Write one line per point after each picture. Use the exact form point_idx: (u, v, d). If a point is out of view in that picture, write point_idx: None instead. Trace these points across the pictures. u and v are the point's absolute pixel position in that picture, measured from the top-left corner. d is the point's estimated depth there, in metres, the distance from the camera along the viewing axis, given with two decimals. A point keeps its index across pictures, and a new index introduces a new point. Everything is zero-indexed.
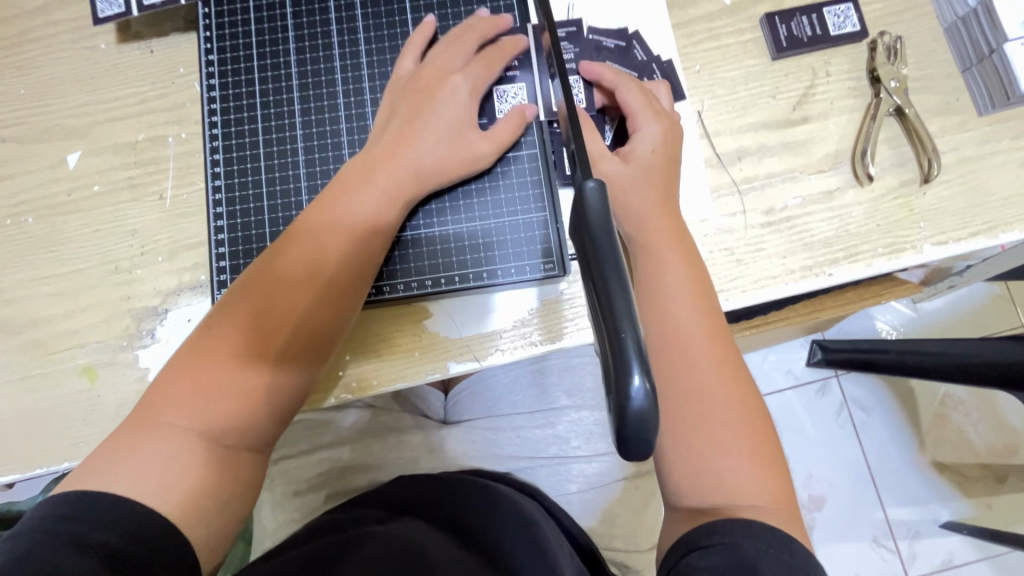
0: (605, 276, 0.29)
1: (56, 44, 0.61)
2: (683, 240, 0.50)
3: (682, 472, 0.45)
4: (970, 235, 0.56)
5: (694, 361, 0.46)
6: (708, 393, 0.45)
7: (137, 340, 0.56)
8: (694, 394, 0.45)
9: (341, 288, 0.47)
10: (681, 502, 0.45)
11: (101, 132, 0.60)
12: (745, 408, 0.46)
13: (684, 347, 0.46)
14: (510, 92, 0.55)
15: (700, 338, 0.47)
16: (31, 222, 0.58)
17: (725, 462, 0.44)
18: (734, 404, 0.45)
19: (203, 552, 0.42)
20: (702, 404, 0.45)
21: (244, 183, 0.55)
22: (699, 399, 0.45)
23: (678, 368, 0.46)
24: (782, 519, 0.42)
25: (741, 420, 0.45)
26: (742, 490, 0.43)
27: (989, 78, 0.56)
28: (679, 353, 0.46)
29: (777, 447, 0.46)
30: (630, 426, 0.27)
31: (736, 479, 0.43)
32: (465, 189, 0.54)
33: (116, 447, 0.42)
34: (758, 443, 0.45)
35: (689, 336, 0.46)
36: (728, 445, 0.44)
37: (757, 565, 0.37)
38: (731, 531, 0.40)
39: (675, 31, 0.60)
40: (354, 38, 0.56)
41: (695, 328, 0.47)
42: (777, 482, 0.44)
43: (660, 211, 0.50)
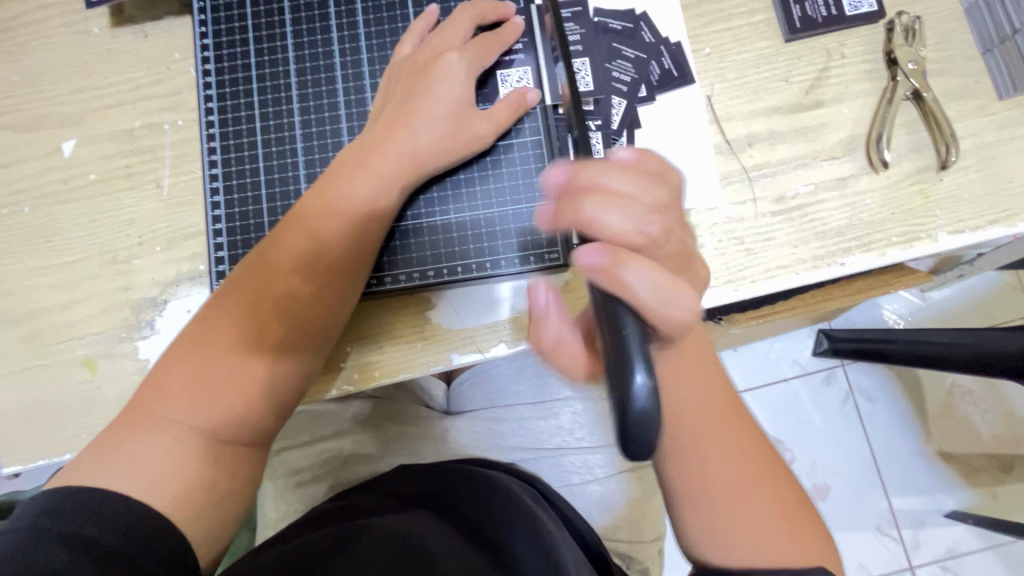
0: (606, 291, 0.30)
1: (49, 29, 0.60)
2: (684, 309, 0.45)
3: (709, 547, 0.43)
4: (987, 223, 0.54)
5: (713, 442, 0.42)
6: (730, 473, 0.42)
7: (136, 331, 0.55)
8: (714, 477, 0.42)
9: (338, 274, 0.46)
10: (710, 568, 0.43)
11: (96, 119, 0.58)
12: (769, 478, 0.43)
13: (698, 429, 0.42)
14: (513, 75, 0.53)
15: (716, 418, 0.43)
16: (27, 212, 0.57)
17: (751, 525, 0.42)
18: (758, 481, 0.43)
19: (198, 544, 0.42)
20: (724, 486, 0.42)
21: (242, 170, 0.54)
22: (719, 482, 0.42)
23: (696, 454, 0.42)
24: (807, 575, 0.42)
25: (770, 495, 0.43)
26: (777, 563, 0.41)
27: (1011, 59, 0.54)
28: (696, 437, 0.42)
29: (805, 508, 0.44)
30: (631, 425, 0.26)
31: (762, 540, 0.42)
32: (466, 177, 0.53)
33: (113, 437, 0.42)
34: (785, 507, 0.43)
35: (706, 418, 0.42)
36: (754, 517, 0.42)
37: None
38: None
39: (684, 12, 0.58)
40: (352, 20, 0.55)
41: (710, 408, 0.43)
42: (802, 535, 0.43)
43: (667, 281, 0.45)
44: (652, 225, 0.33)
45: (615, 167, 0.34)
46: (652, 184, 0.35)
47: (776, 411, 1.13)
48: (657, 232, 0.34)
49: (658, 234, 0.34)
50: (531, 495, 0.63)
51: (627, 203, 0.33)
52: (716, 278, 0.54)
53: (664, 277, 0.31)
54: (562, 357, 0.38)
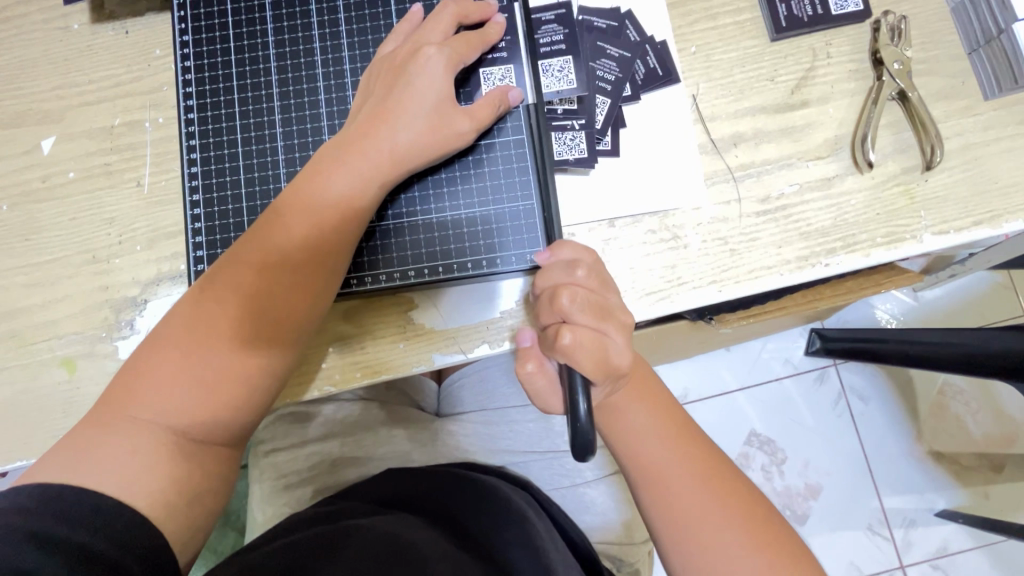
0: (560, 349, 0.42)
1: (28, 25, 0.59)
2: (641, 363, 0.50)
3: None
4: (972, 224, 0.54)
5: (681, 483, 0.45)
6: (701, 505, 0.44)
7: (116, 331, 0.55)
8: (688, 518, 0.44)
9: (313, 273, 0.46)
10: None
11: (76, 116, 0.58)
12: (752, 526, 0.44)
13: (661, 468, 0.46)
14: (495, 74, 0.53)
15: (679, 461, 0.46)
16: (6, 210, 0.57)
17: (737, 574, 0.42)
18: (733, 518, 0.44)
19: (174, 545, 0.41)
20: (699, 525, 0.44)
21: (222, 169, 0.53)
22: (694, 521, 0.44)
23: (668, 499, 0.45)
24: None
25: (747, 528, 0.43)
26: None
27: (997, 59, 0.54)
28: (663, 482, 0.45)
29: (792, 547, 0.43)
30: (578, 435, 0.39)
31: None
32: (448, 176, 0.52)
33: (84, 436, 0.41)
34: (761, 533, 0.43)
35: (668, 463, 0.46)
36: (731, 543, 0.43)
37: None
38: None
39: (669, 10, 0.57)
40: (334, 18, 0.54)
41: (671, 451, 0.46)
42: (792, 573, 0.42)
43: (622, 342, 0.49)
44: (596, 319, 0.43)
45: (577, 273, 0.45)
46: (606, 289, 0.45)
47: (767, 411, 1.13)
48: (600, 321, 0.43)
49: (603, 327, 0.43)
50: (522, 499, 0.63)
51: (580, 297, 0.43)
52: (700, 279, 0.54)
53: (597, 348, 0.42)
54: (540, 383, 0.46)
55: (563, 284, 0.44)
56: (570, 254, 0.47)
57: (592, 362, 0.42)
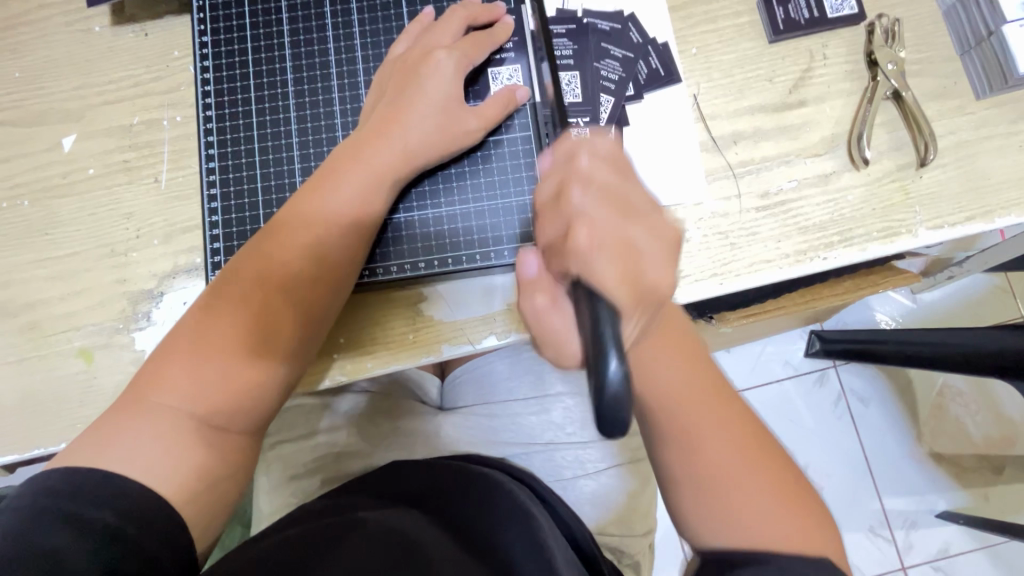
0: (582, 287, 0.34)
1: (50, 27, 0.61)
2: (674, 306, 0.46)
3: (706, 525, 0.42)
4: (966, 219, 0.55)
5: (707, 430, 0.43)
6: (723, 453, 0.42)
7: (133, 322, 0.56)
8: (710, 461, 0.42)
9: (333, 268, 0.48)
10: (709, 551, 0.41)
11: (95, 115, 0.60)
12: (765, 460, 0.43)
13: (691, 411, 0.43)
14: (503, 73, 0.55)
15: (709, 413, 0.43)
16: (27, 205, 0.58)
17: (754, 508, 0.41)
18: (757, 470, 0.42)
19: (195, 530, 0.43)
20: (720, 471, 0.42)
21: (238, 164, 0.55)
22: (716, 465, 0.42)
23: (682, 433, 0.43)
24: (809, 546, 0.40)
25: (770, 480, 0.42)
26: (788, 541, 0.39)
27: (987, 60, 0.56)
28: (690, 423, 0.43)
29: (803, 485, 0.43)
30: (606, 404, 0.29)
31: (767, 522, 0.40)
32: (457, 172, 0.54)
33: (110, 423, 0.43)
34: (781, 487, 0.42)
35: (698, 408, 0.43)
36: (751, 493, 0.41)
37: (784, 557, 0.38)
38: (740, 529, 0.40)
39: (671, 14, 0.59)
40: (347, 20, 0.56)
41: (704, 401, 0.43)
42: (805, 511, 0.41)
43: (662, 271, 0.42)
44: (618, 213, 0.37)
45: (575, 193, 0.38)
46: (622, 180, 0.39)
47: (769, 410, 1.14)
48: (622, 217, 0.37)
49: (627, 225, 0.37)
50: (527, 494, 0.63)
51: (592, 191, 0.38)
52: (702, 271, 0.55)
53: (623, 254, 0.35)
54: (549, 318, 0.39)
55: (570, 178, 0.39)
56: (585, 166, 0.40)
57: (619, 271, 0.34)
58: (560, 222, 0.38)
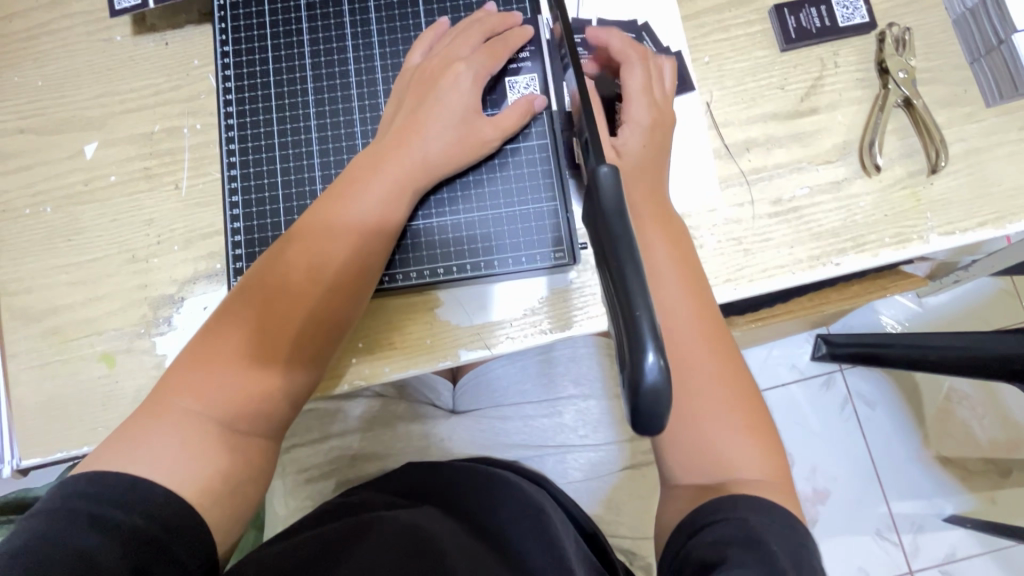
0: (620, 258, 0.29)
1: (72, 36, 0.62)
2: (671, 220, 0.50)
3: (674, 445, 0.46)
4: (976, 225, 0.56)
5: (693, 357, 0.46)
6: (705, 378, 0.46)
7: (154, 327, 0.57)
8: (691, 386, 0.46)
9: (354, 276, 0.48)
10: (681, 480, 0.46)
11: (117, 123, 0.61)
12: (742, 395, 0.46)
13: (678, 333, 0.47)
14: (520, 82, 0.56)
15: (697, 337, 0.47)
16: (49, 212, 0.59)
17: (720, 435, 0.45)
18: (734, 402, 0.46)
19: (220, 532, 0.43)
20: (700, 395, 0.46)
21: (259, 172, 0.56)
22: (697, 389, 0.46)
23: (672, 356, 0.46)
24: (774, 490, 0.44)
25: (742, 414, 0.46)
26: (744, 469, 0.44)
27: (997, 68, 0.56)
28: (676, 346, 0.46)
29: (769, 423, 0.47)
30: (643, 401, 0.28)
31: (732, 453, 0.45)
32: (475, 179, 0.55)
33: (136, 428, 0.44)
34: (754, 420, 0.46)
35: (687, 334, 0.47)
36: (726, 423, 0.45)
37: (764, 538, 0.39)
38: (734, 507, 0.41)
39: (684, 23, 0.60)
40: (366, 29, 0.57)
41: (693, 326, 0.47)
42: (771, 454, 0.46)
43: (648, 195, 0.50)
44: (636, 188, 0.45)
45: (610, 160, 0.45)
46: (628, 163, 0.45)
47: (776, 414, 1.14)
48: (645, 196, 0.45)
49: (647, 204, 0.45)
50: (538, 491, 0.64)
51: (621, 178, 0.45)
52: (716, 277, 0.56)
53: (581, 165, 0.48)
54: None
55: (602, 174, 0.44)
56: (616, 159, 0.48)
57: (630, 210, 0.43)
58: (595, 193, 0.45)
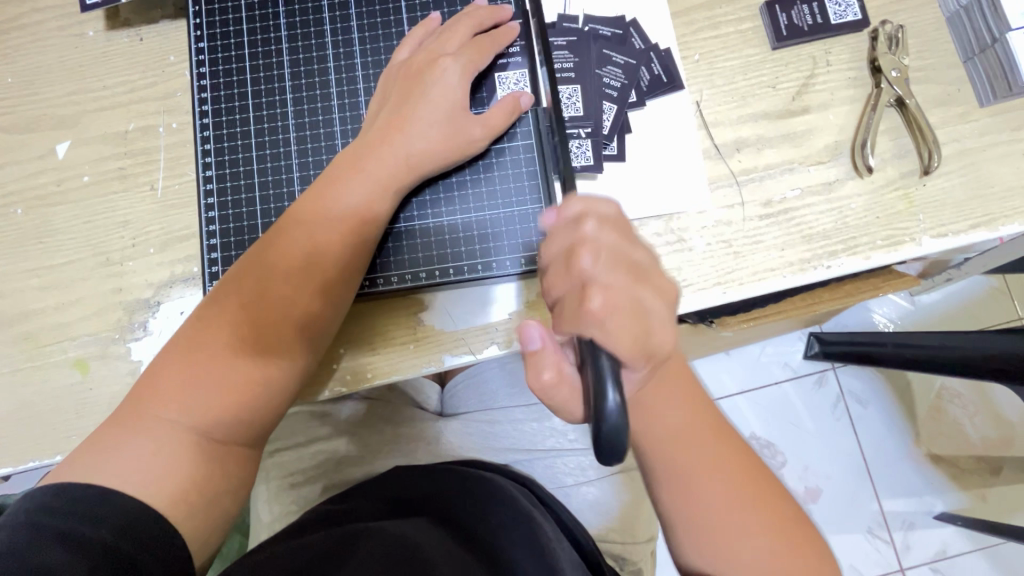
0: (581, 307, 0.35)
1: (43, 32, 0.60)
2: (683, 367, 0.44)
3: (704, 558, 0.42)
4: (970, 227, 0.55)
5: (692, 449, 0.42)
6: (708, 470, 0.42)
7: (129, 333, 0.56)
8: (711, 521, 0.41)
9: (335, 278, 0.47)
10: None
11: (90, 121, 0.59)
12: (754, 484, 0.42)
13: (680, 445, 0.42)
14: (509, 78, 0.54)
15: (715, 470, 0.42)
16: (20, 213, 0.57)
17: (743, 538, 0.41)
18: (768, 544, 0.41)
19: (194, 546, 0.42)
20: (725, 537, 0.41)
21: (236, 172, 0.54)
22: (721, 531, 0.41)
23: (674, 462, 0.42)
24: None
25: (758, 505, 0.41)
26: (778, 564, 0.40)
27: (991, 68, 0.55)
28: (675, 444, 0.42)
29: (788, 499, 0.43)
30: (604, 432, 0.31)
31: (759, 552, 0.41)
32: (459, 180, 0.54)
33: (107, 437, 0.42)
34: (771, 503, 0.42)
35: (679, 425, 0.42)
36: (742, 520, 0.41)
37: None
38: None
39: (674, 20, 0.59)
40: (347, 26, 0.55)
41: (714, 459, 0.42)
42: (798, 537, 0.42)
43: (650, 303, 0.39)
44: (625, 276, 0.36)
45: (588, 227, 0.37)
46: (628, 242, 0.38)
47: (768, 414, 1.14)
48: (633, 281, 0.36)
49: (637, 288, 0.36)
50: (527, 498, 0.64)
51: (602, 257, 0.36)
52: (706, 280, 0.55)
53: (630, 321, 0.35)
54: (563, 394, 0.39)
55: (581, 242, 0.37)
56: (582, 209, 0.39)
57: (629, 340, 0.34)
58: (566, 286, 0.37)
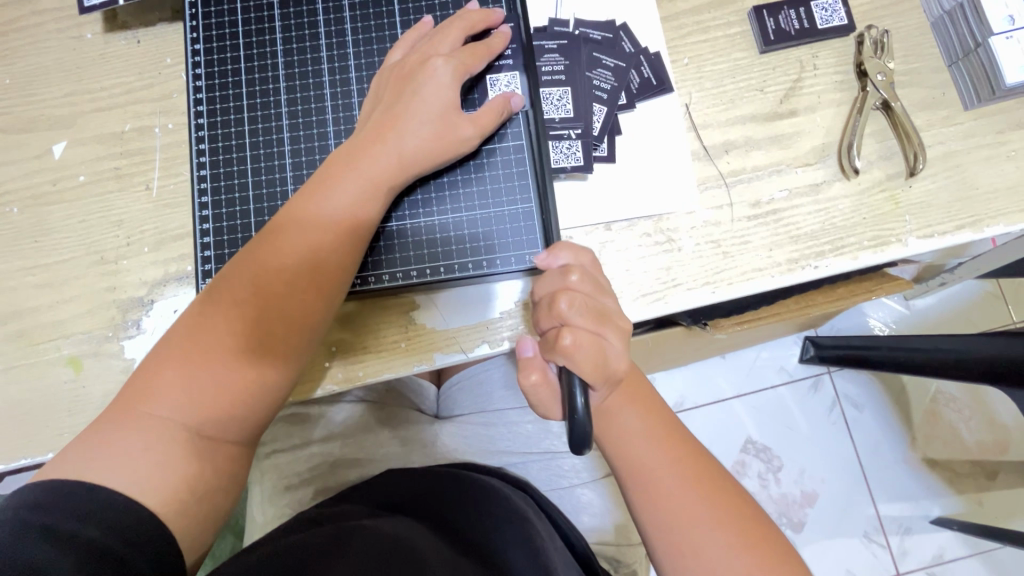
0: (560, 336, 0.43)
1: (41, 33, 0.61)
2: (641, 385, 0.50)
3: (666, 554, 0.45)
4: (956, 228, 0.56)
5: (649, 450, 0.47)
6: (665, 470, 0.46)
7: (122, 331, 0.56)
8: (682, 525, 0.44)
9: (328, 277, 0.48)
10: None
11: (87, 122, 0.59)
12: (710, 486, 0.45)
13: (637, 447, 0.47)
14: (501, 80, 0.55)
15: (681, 477, 0.46)
16: (16, 212, 0.58)
17: (700, 535, 0.44)
18: (738, 544, 0.43)
19: (185, 542, 0.43)
20: (697, 541, 0.44)
21: (230, 171, 0.55)
22: (693, 535, 0.44)
23: (634, 462, 0.47)
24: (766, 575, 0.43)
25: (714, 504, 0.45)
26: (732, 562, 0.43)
27: (975, 72, 0.56)
28: (634, 446, 0.47)
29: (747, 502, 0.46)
30: (575, 431, 0.41)
31: (716, 550, 0.43)
32: (450, 180, 0.54)
33: (99, 434, 0.43)
34: (728, 503, 0.45)
35: (637, 428, 0.48)
36: (698, 518, 0.44)
37: None
38: None
39: (663, 24, 0.60)
40: (341, 28, 0.56)
41: (677, 467, 0.46)
42: (756, 539, 0.44)
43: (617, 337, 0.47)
44: (594, 322, 0.44)
45: (572, 278, 0.46)
46: (602, 294, 0.47)
47: (763, 417, 1.14)
48: (599, 325, 0.45)
49: (602, 330, 0.44)
50: (519, 498, 0.64)
51: (577, 302, 0.45)
52: (695, 280, 0.56)
53: (596, 351, 0.43)
54: (542, 394, 0.47)
55: (562, 290, 0.45)
56: (568, 258, 0.48)
57: (591, 365, 0.43)
58: (548, 323, 0.45)
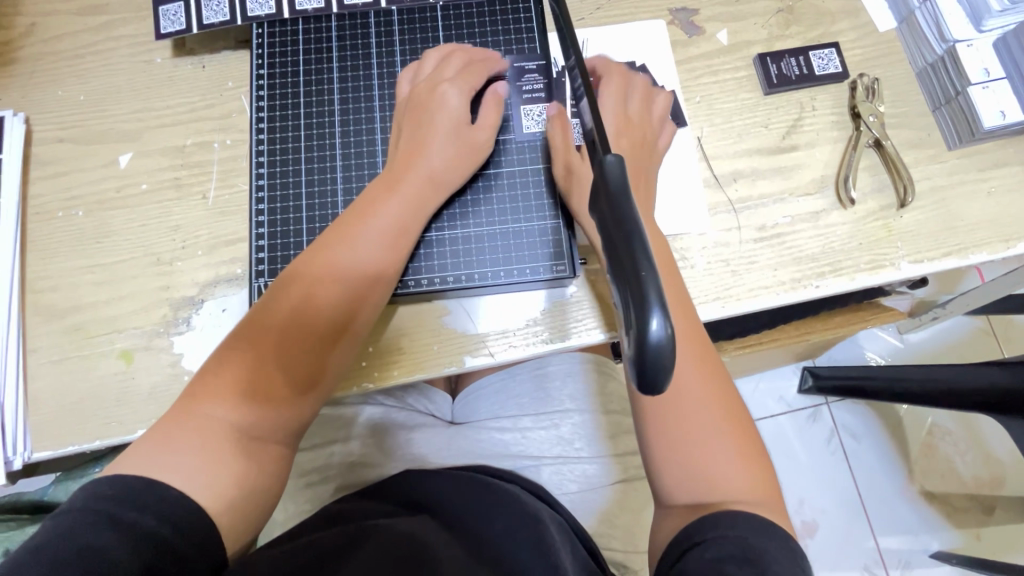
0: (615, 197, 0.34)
1: (115, 57, 0.67)
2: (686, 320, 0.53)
3: (674, 471, 0.48)
4: (943, 255, 0.61)
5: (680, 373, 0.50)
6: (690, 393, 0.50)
7: (173, 327, 0.60)
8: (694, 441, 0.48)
9: (372, 283, 0.53)
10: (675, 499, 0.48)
11: (152, 136, 0.65)
12: (729, 418, 0.49)
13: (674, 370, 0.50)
14: (533, 111, 0.62)
15: (703, 402, 0.49)
16: (81, 215, 0.63)
17: (713, 459, 0.48)
18: (745, 467, 0.48)
19: (230, 536, 0.45)
20: (707, 457, 0.48)
21: (286, 182, 0.60)
22: (703, 449, 0.48)
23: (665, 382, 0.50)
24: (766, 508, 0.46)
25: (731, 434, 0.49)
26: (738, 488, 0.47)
27: (956, 116, 0.63)
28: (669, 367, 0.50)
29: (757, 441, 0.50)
30: (648, 358, 0.30)
31: (725, 474, 0.47)
32: (486, 197, 0.60)
33: (157, 435, 0.46)
34: (742, 435, 0.49)
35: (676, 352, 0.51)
36: (713, 444, 0.48)
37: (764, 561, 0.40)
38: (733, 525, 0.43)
39: (677, 65, 0.67)
40: (391, 60, 0.63)
41: (702, 396, 0.50)
42: (760, 476, 0.48)
43: None
44: None
45: None
46: None
47: (766, 443, 1.17)
48: None
49: None
50: (533, 499, 0.66)
51: None
52: (705, 295, 0.60)
53: None
54: None
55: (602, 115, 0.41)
56: None
57: None
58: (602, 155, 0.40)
